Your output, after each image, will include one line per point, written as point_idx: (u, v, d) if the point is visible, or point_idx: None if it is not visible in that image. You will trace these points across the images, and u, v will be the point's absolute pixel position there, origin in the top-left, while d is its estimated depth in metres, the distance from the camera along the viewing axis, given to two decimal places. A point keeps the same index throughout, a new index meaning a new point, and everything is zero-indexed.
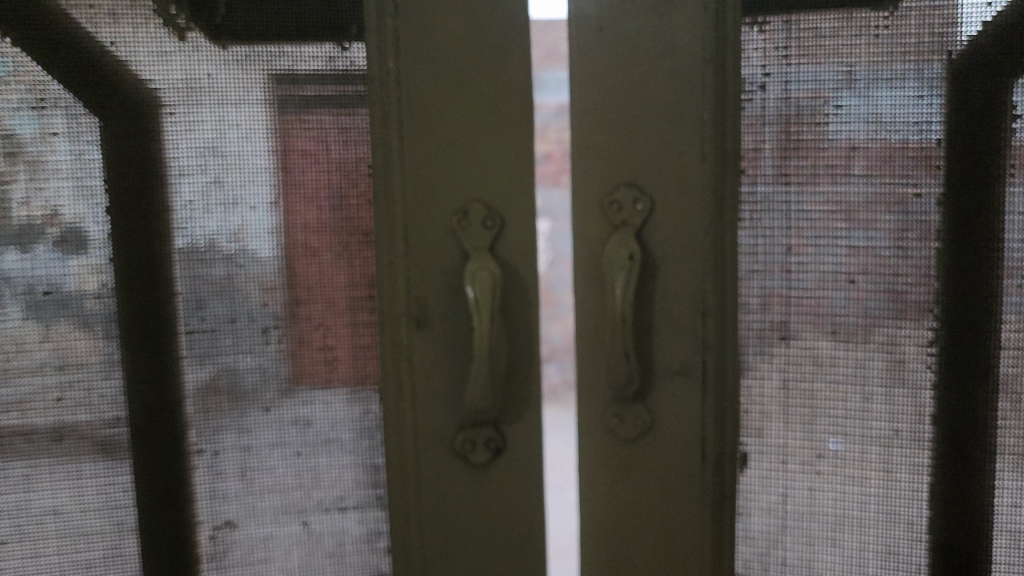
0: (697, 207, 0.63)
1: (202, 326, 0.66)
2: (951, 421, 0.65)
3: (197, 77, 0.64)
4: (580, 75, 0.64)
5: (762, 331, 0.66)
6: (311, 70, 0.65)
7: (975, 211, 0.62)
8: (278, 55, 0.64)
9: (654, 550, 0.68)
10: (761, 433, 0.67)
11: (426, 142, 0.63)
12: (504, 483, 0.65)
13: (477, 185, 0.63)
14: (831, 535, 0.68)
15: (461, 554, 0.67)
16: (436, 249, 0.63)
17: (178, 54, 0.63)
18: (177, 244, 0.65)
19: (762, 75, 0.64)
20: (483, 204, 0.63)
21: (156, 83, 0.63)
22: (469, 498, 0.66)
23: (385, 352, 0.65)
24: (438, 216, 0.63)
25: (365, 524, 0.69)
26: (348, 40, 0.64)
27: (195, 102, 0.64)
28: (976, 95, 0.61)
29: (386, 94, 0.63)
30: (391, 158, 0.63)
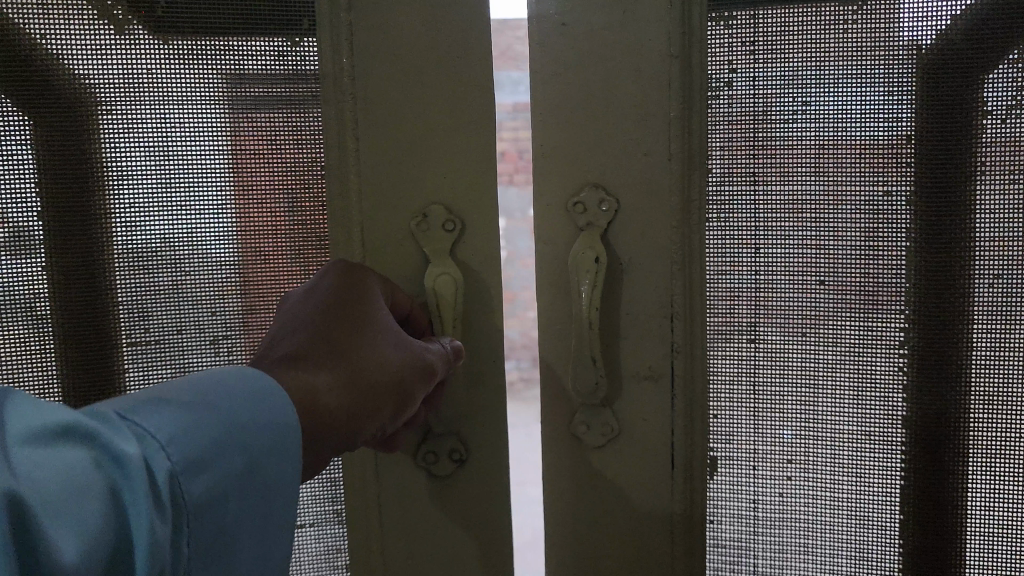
0: (663, 210, 0.64)
1: (146, 337, 0.65)
2: (923, 423, 0.63)
3: (137, 74, 0.61)
4: (544, 73, 0.63)
5: (728, 333, 0.65)
6: (260, 66, 0.63)
7: (946, 210, 0.61)
8: (223, 50, 0.62)
9: (624, 557, 0.69)
10: (730, 437, 0.67)
11: (385, 145, 0.64)
12: (461, 484, 0.68)
13: (436, 191, 0.65)
14: (803, 543, 0.67)
15: (423, 557, 0.69)
16: (397, 254, 0.66)
17: (116, 49, 0.61)
18: (117, 249, 0.63)
19: (730, 71, 0.62)
20: (442, 209, 0.65)
21: (94, 80, 0.61)
22: (434, 502, 0.68)
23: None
24: (398, 221, 0.65)
25: (324, 541, 0.69)
26: (300, 35, 0.63)
27: (134, 100, 0.62)
28: (945, 93, 0.60)
29: (341, 93, 0.64)
30: (347, 159, 0.64)
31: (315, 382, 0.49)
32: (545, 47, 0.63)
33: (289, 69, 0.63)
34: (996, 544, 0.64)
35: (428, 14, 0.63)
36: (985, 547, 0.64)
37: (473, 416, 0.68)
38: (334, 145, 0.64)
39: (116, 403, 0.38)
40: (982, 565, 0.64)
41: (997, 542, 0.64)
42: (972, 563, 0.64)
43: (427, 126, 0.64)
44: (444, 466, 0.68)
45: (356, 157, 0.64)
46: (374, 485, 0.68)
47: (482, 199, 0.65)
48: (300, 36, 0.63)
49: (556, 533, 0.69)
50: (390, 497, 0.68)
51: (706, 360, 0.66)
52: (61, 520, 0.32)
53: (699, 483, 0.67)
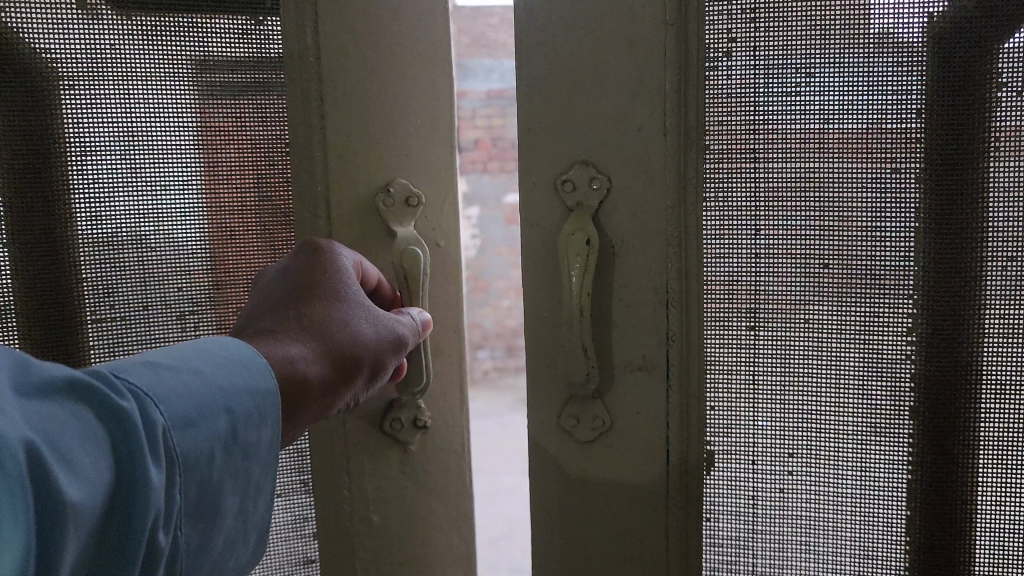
0: (657, 189, 0.60)
1: (111, 313, 0.62)
2: (931, 414, 0.60)
3: (100, 48, 0.59)
4: (529, 43, 0.60)
5: (726, 321, 0.61)
6: (224, 43, 0.60)
7: (957, 188, 0.57)
8: (188, 27, 0.60)
9: (615, 558, 0.65)
10: (727, 429, 0.63)
11: (349, 121, 0.61)
12: (425, 469, 0.68)
13: (397, 165, 0.63)
14: (804, 540, 0.63)
15: (392, 535, 0.68)
16: (360, 233, 0.63)
17: (78, 22, 0.59)
18: (80, 227, 0.61)
19: (728, 40, 0.58)
20: (404, 185, 0.63)
21: (55, 54, 0.59)
22: (406, 485, 0.68)
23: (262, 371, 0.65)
24: (360, 198, 0.63)
25: (290, 511, 0.67)
26: (264, 13, 0.60)
27: (97, 74, 0.59)
28: (959, 64, 0.56)
29: (307, 70, 0.60)
30: (314, 136, 0.61)
31: (293, 354, 0.45)
32: (530, 15, 0.59)
33: (254, 47, 0.61)
34: (1007, 541, 0.61)
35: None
36: (995, 544, 0.61)
37: (435, 385, 0.67)
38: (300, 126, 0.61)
39: (104, 364, 0.36)
40: (992, 563, 0.61)
41: (1009, 538, 0.60)
42: (983, 560, 0.61)
43: (393, 100, 0.62)
44: (411, 444, 0.67)
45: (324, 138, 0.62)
46: (345, 468, 0.66)
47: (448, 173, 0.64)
48: (265, 15, 0.61)
49: (545, 532, 0.65)
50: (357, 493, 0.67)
51: (702, 349, 0.62)
52: (62, 472, 0.31)
53: (695, 479, 0.63)
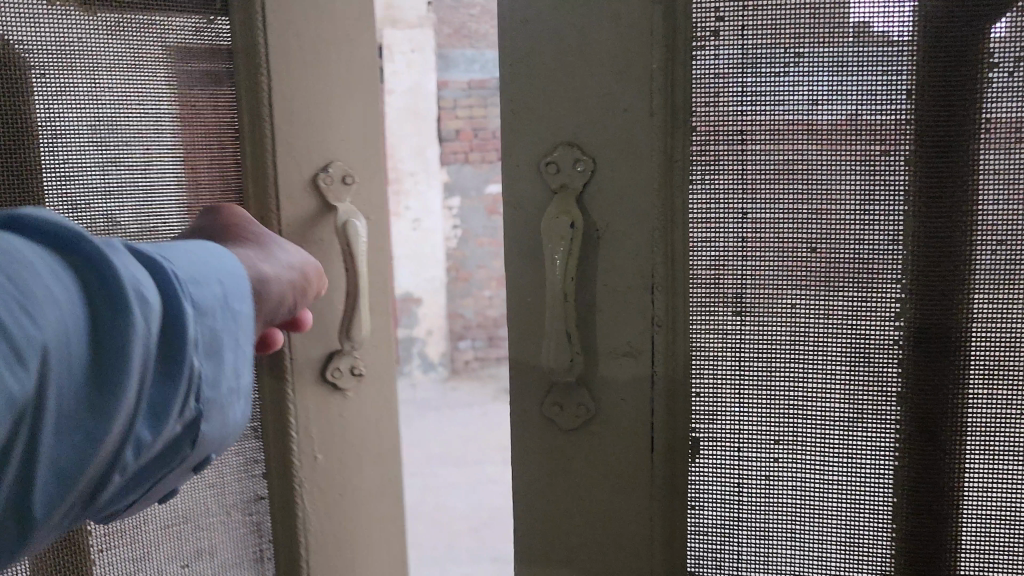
0: (644, 171, 0.59)
1: None
2: (919, 400, 0.59)
3: (70, 42, 0.65)
4: (512, 21, 0.59)
5: (713, 306, 0.60)
6: (181, 41, 0.68)
7: (945, 171, 0.57)
8: (148, 25, 0.67)
9: (599, 547, 0.64)
10: (714, 417, 0.62)
11: (291, 112, 0.71)
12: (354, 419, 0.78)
13: (336, 149, 0.73)
14: (790, 529, 0.62)
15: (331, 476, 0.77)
16: (297, 208, 0.73)
17: (47, 17, 0.64)
18: (51, 203, 0.65)
19: (716, 19, 0.57)
20: (341, 165, 0.73)
21: (25, 45, 0.63)
22: (346, 427, 0.78)
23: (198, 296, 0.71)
24: (299, 176, 0.72)
25: (242, 454, 0.75)
26: (214, 14, 0.69)
27: (66, 65, 0.65)
28: (950, 43, 0.55)
29: (252, 66, 0.70)
30: (258, 123, 0.70)
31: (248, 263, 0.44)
32: None
33: (207, 41, 0.69)
34: (993, 528, 0.60)
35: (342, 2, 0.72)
36: (982, 531, 0.60)
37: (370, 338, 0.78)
38: (245, 114, 0.70)
39: None
40: (976, 550, 0.60)
41: (995, 525, 0.60)
42: (968, 548, 0.61)
43: (328, 91, 0.73)
44: (348, 392, 0.77)
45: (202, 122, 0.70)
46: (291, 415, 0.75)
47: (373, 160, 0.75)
48: (214, 15, 0.69)
49: (526, 521, 0.64)
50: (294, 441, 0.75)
51: (688, 336, 0.61)
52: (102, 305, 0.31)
53: (681, 467, 0.62)
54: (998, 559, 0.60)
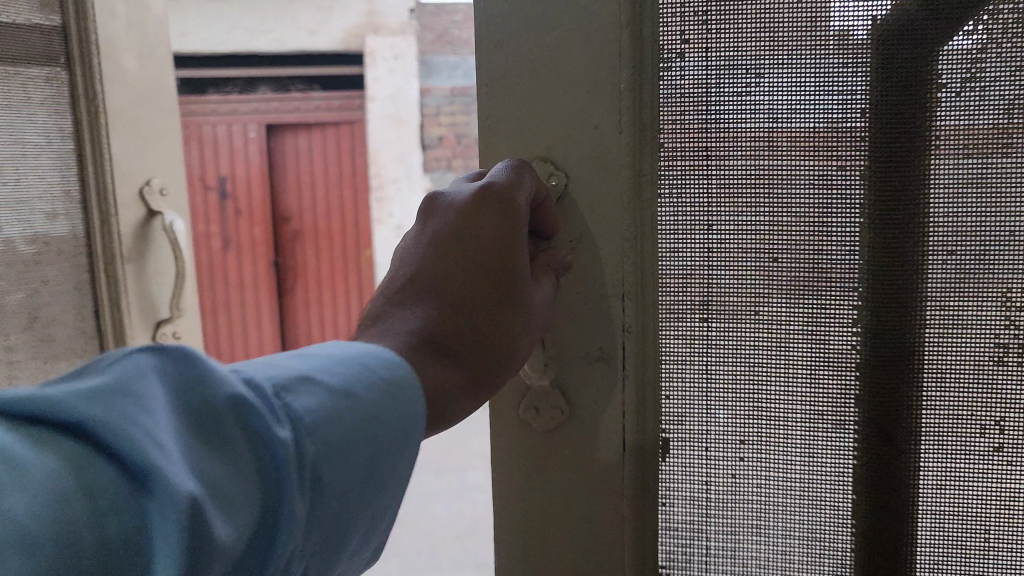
0: (615, 184, 0.62)
1: None
2: (877, 402, 0.62)
3: None
4: (489, 42, 0.62)
5: (680, 313, 0.64)
6: None
7: (900, 185, 0.60)
8: None
9: (574, 544, 0.67)
10: (683, 418, 0.65)
11: None
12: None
13: None
14: (756, 525, 0.66)
15: None
16: None
17: None
18: None
19: (682, 43, 0.61)
20: None
21: None
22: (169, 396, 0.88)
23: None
24: None
25: None
26: None
27: None
28: (900, 62, 0.58)
29: None
30: None
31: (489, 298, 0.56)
32: (491, 15, 0.62)
33: None
34: (947, 524, 0.63)
35: (120, 119, 1.50)
36: (937, 527, 0.63)
37: None
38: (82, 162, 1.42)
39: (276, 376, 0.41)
40: (932, 545, 0.63)
41: (949, 521, 0.63)
42: (923, 543, 0.64)
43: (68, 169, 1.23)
44: None
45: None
46: None
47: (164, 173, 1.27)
48: None
49: (508, 511, 0.68)
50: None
51: (657, 341, 0.64)
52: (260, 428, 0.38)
53: (652, 466, 0.66)
54: (951, 554, 0.63)
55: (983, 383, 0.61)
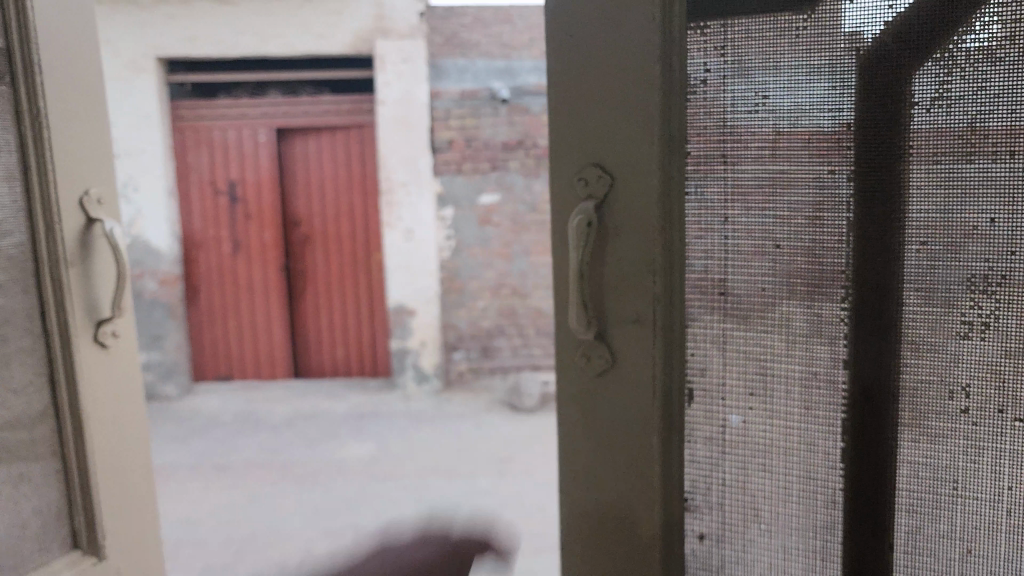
0: (649, 182, 0.76)
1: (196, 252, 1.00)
2: (862, 364, 0.80)
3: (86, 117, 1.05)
4: (556, 64, 0.78)
5: (703, 286, 0.83)
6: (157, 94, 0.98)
7: (883, 188, 0.76)
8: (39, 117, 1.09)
9: (620, 475, 0.82)
10: (705, 373, 0.85)
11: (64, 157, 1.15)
12: (101, 368, 1.21)
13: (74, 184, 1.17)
14: (762, 462, 0.85)
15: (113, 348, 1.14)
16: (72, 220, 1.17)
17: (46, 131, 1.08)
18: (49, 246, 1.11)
19: (705, 71, 0.80)
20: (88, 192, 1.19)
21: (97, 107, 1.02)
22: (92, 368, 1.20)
23: (59, 279, 1.14)
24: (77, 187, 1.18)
25: None
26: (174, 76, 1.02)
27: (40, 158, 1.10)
28: (878, 84, 0.75)
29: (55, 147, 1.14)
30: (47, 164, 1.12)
31: None
32: (558, 43, 0.77)
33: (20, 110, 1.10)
34: (920, 471, 0.79)
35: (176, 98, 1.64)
36: (913, 468, 0.79)
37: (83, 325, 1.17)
38: None
39: None
40: (909, 486, 0.80)
41: (921, 467, 0.79)
42: (901, 484, 0.80)
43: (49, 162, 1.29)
44: (111, 348, 1.23)
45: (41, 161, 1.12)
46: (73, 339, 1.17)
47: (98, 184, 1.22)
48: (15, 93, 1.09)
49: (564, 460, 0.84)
50: (69, 398, 1.16)
51: (682, 308, 0.80)
52: None
53: (677, 407, 0.82)
54: (924, 495, 0.80)
55: (948, 351, 0.76)
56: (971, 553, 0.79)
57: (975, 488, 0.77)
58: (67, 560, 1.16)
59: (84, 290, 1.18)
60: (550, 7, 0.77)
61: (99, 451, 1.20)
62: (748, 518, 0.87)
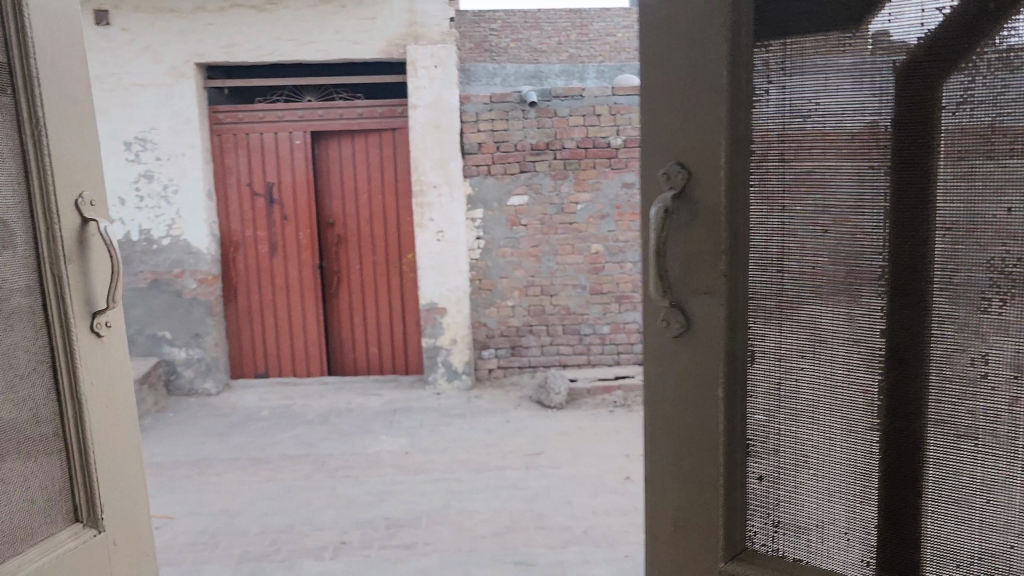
0: (716, 174, 0.95)
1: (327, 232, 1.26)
2: (897, 332, 0.93)
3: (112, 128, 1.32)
4: (649, 80, 1.00)
5: (763, 265, 1.00)
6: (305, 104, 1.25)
7: (916, 182, 0.90)
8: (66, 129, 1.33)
9: (688, 416, 1.03)
10: (764, 339, 1.01)
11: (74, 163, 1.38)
12: (109, 356, 1.46)
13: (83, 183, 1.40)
14: (811, 415, 1.01)
15: None
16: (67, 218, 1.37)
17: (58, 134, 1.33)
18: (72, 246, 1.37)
19: (767, 83, 0.97)
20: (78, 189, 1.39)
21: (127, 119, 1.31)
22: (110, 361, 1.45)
23: (59, 275, 1.34)
24: (77, 189, 1.40)
25: None
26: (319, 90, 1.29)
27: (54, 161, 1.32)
28: (911, 90, 0.89)
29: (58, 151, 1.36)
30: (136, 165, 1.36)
31: None
32: (651, 65, 1.00)
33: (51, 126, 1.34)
34: (946, 427, 0.91)
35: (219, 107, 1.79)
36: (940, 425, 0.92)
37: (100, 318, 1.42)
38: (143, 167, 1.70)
39: None
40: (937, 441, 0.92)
41: (946, 425, 0.91)
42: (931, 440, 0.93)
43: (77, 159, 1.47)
44: (106, 338, 1.44)
45: (43, 174, 1.32)
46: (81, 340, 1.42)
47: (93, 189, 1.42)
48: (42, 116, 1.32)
49: (653, 402, 1.06)
50: (72, 383, 1.37)
51: (746, 279, 0.99)
52: None
53: (740, 360, 1.00)
54: (951, 451, 0.91)
55: (970, 322, 0.88)
56: (991, 503, 0.90)
57: (993, 448, 0.89)
58: (69, 532, 1.37)
59: (84, 286, 1.39)
60: (645, 37, 1.00)
61: (97, 442, 1.42)
62: (799, 463, 1.03)
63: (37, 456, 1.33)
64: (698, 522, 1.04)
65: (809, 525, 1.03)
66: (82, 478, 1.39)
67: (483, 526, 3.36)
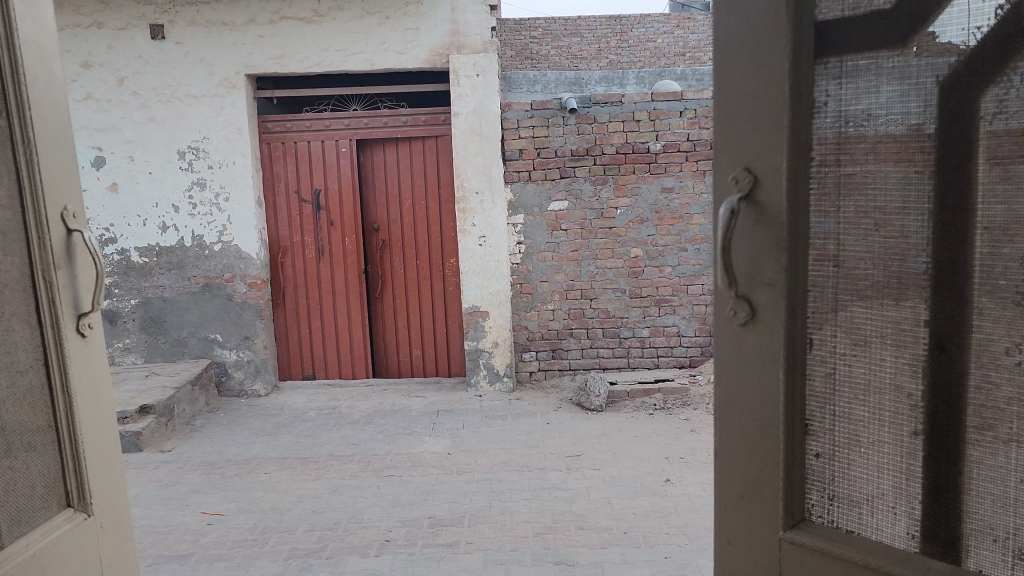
0: (778, 180, 1.08)
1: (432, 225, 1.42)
2: (940, 323, 1.03)
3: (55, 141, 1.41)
4: (723, 96, 1.14)
5: (821, 260, 1.11)
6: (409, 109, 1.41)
7: (957, 185, 1.00)
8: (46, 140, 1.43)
9: (753, 393, 1.15)
10: (822, 328, 1.12)
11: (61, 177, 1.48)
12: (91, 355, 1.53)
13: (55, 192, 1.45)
14: (862, 397, 1.11)
15: None
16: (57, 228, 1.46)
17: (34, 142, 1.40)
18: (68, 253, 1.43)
19: (826, 95, 1.09)
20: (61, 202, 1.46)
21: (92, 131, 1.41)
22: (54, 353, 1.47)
23: (50, 279, 1.43)
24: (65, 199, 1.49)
25: None
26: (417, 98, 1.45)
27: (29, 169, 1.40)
28: (953, 101, 1.00)
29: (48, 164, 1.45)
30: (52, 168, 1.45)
31: None
32: (724, 82, 1.13)
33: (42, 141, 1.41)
34: (983, 409, 1.01)
35: None
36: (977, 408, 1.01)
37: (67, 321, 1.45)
38: None
39: None
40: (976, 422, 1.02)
41: (983, 408, 1.01)
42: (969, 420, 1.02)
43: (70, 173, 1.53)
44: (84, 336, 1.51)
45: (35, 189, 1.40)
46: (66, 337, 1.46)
47: (76, 203, 1.51)
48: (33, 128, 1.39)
49: (722, 381, 1.19)
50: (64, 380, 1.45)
51: (804, 274, 1.10)
52: None
53: (801, 345, 1.12)
54: (988, 430, 1.01)
55: (1004, 314, 0.97)
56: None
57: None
58: (63, 515, 1.44)
59: (72, 292, 1.48)
60: (719, 59, 1.14)
61: (85, 434, 1.50)
62: (852, 443, 1.13)
63: (36, 447, 1.39)
64: (761, 493, 1.17)
65: (861, 499, 1.13)
66: (72, 463, 1.47)
67: (524, 527, 3.48)
